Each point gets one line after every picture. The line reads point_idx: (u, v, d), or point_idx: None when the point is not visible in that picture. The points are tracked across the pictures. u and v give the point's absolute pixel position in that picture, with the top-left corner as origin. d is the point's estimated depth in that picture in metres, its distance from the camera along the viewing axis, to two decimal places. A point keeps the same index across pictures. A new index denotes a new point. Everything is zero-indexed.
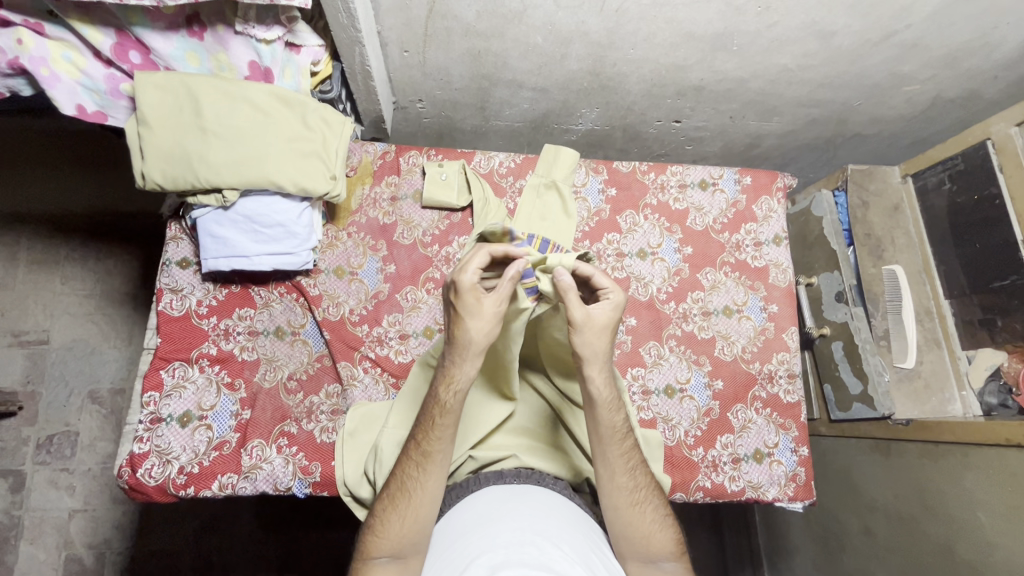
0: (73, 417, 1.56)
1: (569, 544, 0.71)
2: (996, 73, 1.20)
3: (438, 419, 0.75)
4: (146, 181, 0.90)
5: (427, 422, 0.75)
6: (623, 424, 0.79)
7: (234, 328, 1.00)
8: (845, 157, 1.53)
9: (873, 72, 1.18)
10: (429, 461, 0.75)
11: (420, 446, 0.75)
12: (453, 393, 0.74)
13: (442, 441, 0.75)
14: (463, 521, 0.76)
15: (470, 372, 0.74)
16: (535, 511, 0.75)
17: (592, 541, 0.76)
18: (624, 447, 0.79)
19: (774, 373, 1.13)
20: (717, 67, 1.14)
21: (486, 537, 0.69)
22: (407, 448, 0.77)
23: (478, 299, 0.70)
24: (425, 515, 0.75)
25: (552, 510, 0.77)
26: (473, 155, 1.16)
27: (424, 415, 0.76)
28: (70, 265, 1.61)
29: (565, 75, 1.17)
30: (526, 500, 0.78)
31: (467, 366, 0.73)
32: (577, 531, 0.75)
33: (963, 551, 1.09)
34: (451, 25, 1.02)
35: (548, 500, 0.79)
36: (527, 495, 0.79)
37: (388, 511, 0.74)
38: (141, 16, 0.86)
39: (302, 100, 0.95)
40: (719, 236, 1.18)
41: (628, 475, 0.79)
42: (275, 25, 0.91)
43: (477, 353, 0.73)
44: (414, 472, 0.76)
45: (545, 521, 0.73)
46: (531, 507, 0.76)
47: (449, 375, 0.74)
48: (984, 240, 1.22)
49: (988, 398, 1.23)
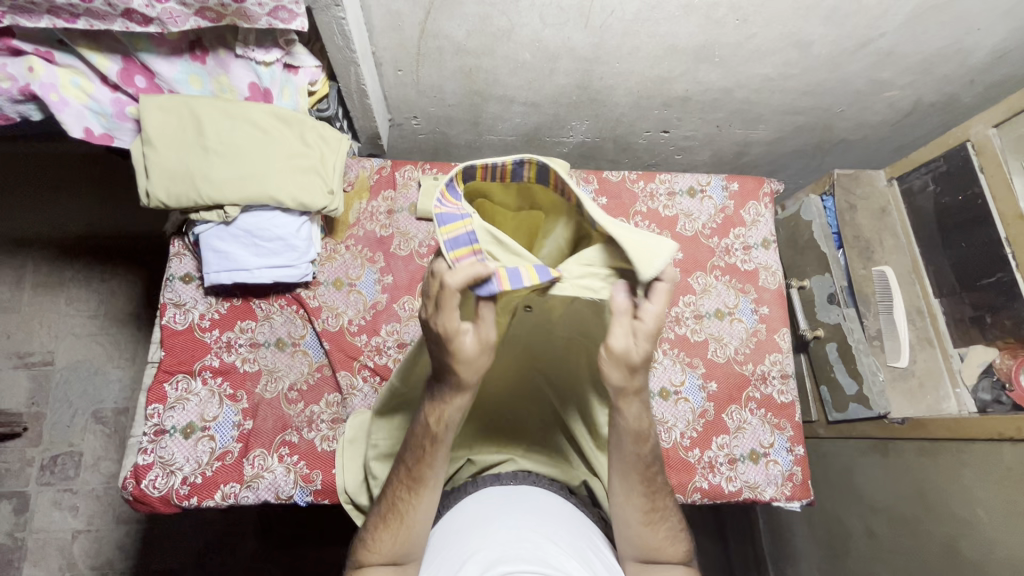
0: (77, 437, 1.57)
1: (565, 540, 0.72)
2: (973, 77, 1.24)
3: (429, 449, 0.71)
4: (150, 201, 0.93)
5: (419, 450, 0.71)
6: (649, 454, 0.74)
7: (236, 341, 1.02)
8: (831, 163, 1.56)
9: (853, 79, 1.22)
10: (421, 485, 0.73)
11: (410, 473, 0.73)
12: (444, 426, 0.68)
13: (434, 468, 0.72)
14: (461, 518, 0.77)
15: (461, 407, 0.66)
16: (532, 510, 0.76)
17: (587, 537, 0.77)
18: (645, 473, 0.75)
19: (767, 374, 1.14)
20: (701, 78, 1.18)
21: (480, 533, 0.71)
22: (397, 472, 0.74)
23: (462, 336, 0.58)
24: (419, 530, 0.75)
25: (549, 512, 0.78)
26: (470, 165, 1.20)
27: (414, 444, 0.71)
28: (75, 285, 1.65)
29: (554, 89, 1.21)
30: (524, 500, 0.79)
31: (458, 401, 0.65)
32: (572, 527, 0.76)
33: (966, 550, 1.09)
34: (442, 44, 1.06)
35: (544, 499, 0.81)
36: (526, 497, 0.81)
37: (380, 529, 0.75)
38: (146, 42, 0.90)
39: (300, 118, 0.99)
40: (709, 242, 1.21)
41: (644, 497, 0.76)
42: (274, 48, 0.95)
43: (472, 387, 0.64)
44: (405, 495, 0.74)
45: (541, 519, 0.74)
46: (528, 506, 0.78)
47: (438, 410, 0.67)
48: (970, 239, 1.24)
49: (982, 394, 1.24)
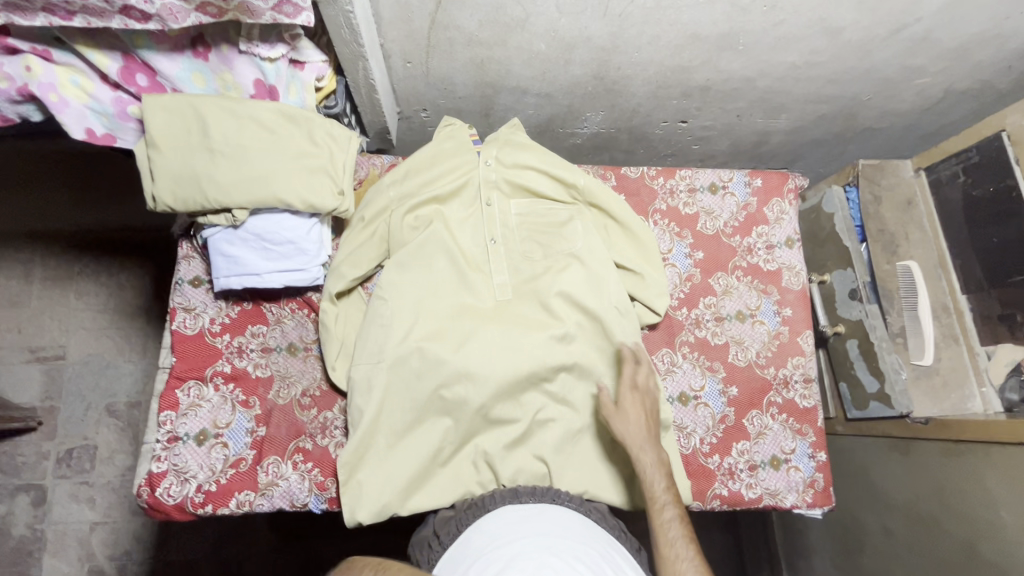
0: (91, 431, 1.58)
1: (585, 562, 0.69)
2: (1010, 63, 1.18)
3: None
4: (157, 205, 0.91)
5: None
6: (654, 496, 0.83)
7: (247, 346, 1.00)
8: (855, 152, 1.51)
9: (883, 66, 1.16)
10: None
11: None
12: None
13: None
14: (475, 543, 0.75)
15: None
16: (548, 534, 0.74)
17: (608, 557, 0.73)
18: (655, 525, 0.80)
19: (789, 378, 1.11)
20: (723, 67, 1.13)
21: (489, 557, 0.70)
22: None
23: None
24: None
25: (561, 531, 0.76)
26: (475, 136, 1.14)
27: None
28: (84, 280, 1.64)
29: (569, 80, 1.16)
30: (537, 525, 0.76)
31: None
32: (591, 549, 0.73)
33: (987, 552, 1.07)
34: (453, 35, 1.01)
35: (561, 522, 0.79)
36: (539, 517, 0.79)
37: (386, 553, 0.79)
38: (146, 39, 0.86)
39: (308, 116, 0.95)
40: (730, 240, 1.17)
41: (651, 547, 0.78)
42: (279, 43, 0.91)
43: None
44: None
45: (558, 542, 0.72)
46: (545, 529, 0.75)
47: None
48: (1003, 234, 1.19)
49: (1010, 393, 1.21)
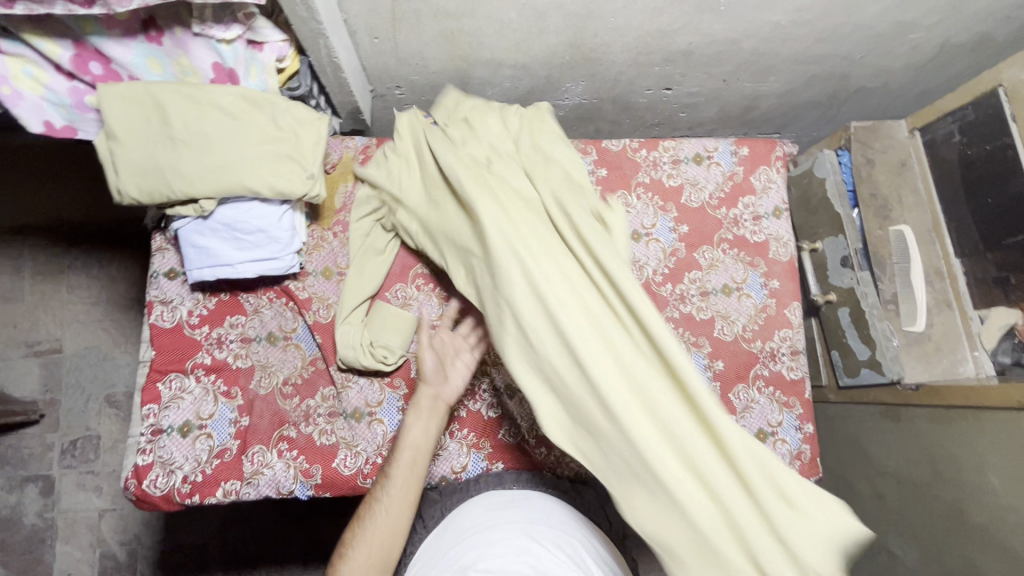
0: (93, 421, 1.60)
1: (566, 552, 0.74)
2: (1008, 13, 1.12)
3: None
4: (122, 197, 0.88)
5: None
6: None
7: (227, 336, 1.00)
8: (849, 114, 1.46)
9: (874, 22, 1.10)
10: None
11: None
12: None
13: None
14: (457, 528, 0.81)
15: None
16: (530, 521, 0.79)
17: (585, 543, 0.80)
18: None
19: (777, 350, 1.10)
20: (705, 29, 1.08)
21: (473, 544, 0.75)
22: None
23: None
24: None
25: (546, 520, 0.81)
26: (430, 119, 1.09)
27: None
28: (74, 273, 1.64)
29: (545, 49, 1.11)
30: (517, 512, 0.82)
31: None
32: (569, 534, 0.79)
33: (974, 515, 1.08)
34: (418, 7, 0.96)
35: (542, 506, 0.85)
36: (524, 505, 0.85)
37: None
38: (95, 25, 0.83)
39: (271, 99, 0.92)
40: (716, 212, 1.14)
41: None
42: (234, 24, 0.88)
43: None
44: None
45: (539, 528, 0.78)
46: (524, 517, 0.81)
47: None
48: (997, 194, 1.15)
49: (1001, 357, 1.17)
